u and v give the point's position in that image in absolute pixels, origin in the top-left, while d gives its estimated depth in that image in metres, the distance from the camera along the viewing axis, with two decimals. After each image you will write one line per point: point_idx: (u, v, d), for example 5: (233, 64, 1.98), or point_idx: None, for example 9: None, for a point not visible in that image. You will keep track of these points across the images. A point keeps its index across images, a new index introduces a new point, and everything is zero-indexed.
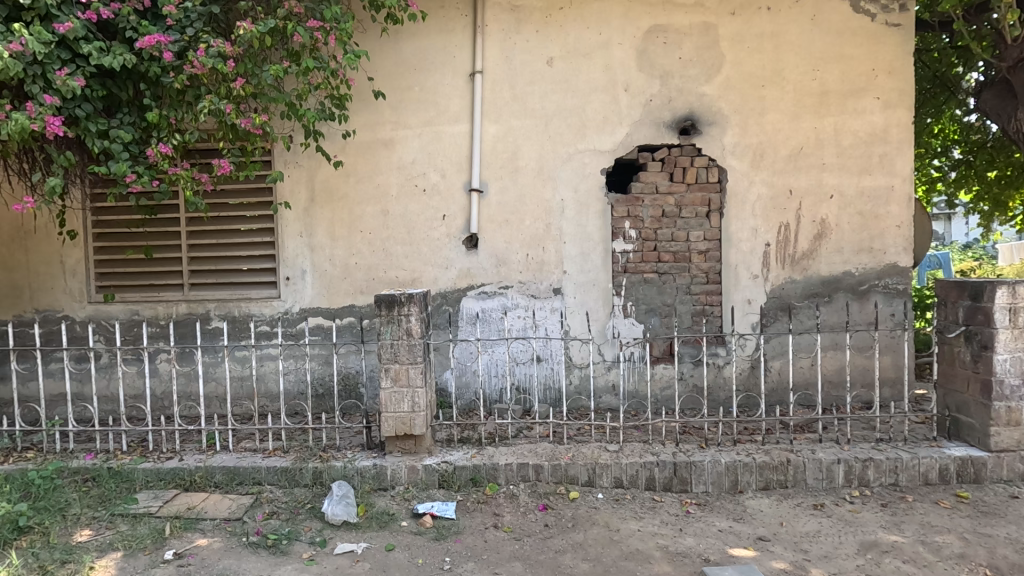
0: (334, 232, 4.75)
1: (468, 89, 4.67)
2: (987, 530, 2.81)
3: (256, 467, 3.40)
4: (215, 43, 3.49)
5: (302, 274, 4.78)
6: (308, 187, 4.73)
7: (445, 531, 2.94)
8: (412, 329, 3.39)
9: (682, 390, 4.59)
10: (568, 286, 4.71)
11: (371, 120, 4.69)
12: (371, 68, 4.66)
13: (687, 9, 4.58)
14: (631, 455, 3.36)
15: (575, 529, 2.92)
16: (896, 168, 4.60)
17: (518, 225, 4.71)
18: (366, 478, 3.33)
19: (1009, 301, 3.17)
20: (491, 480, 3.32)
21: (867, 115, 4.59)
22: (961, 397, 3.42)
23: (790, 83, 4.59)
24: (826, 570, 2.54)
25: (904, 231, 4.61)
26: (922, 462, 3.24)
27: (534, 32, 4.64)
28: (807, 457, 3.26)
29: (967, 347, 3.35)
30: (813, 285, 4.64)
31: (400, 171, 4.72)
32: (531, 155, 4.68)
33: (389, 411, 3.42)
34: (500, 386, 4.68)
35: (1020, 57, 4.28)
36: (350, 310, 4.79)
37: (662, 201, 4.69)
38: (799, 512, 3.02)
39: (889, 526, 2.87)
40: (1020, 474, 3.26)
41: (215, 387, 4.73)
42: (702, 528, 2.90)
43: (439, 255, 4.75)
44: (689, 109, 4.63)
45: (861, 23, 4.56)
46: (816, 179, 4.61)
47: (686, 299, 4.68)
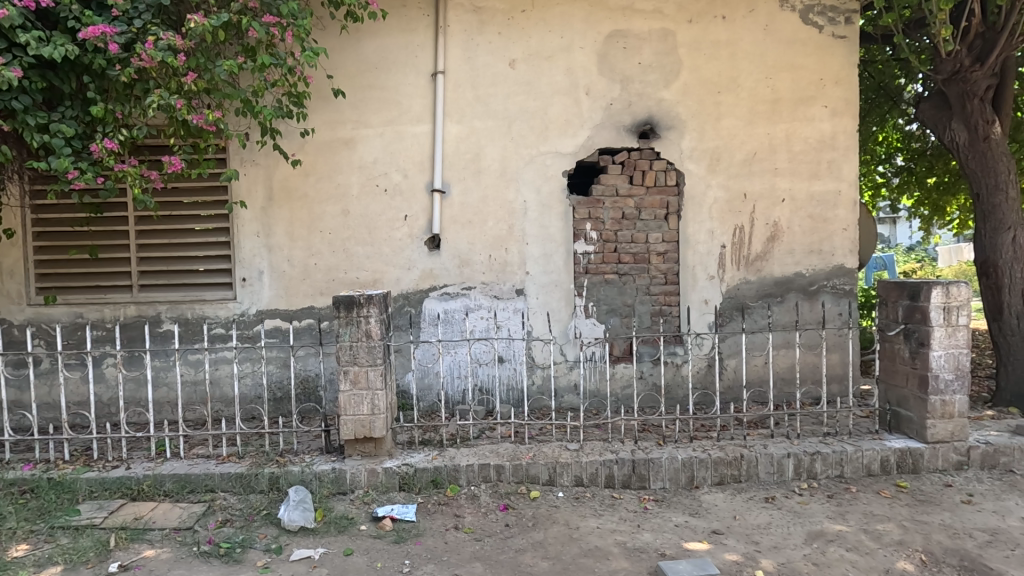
0: (293, 232, 4.65)
1: (430, 89, 4.65)
2: (923, 518, 2.97)
3: (209, 474, 3.29)
4: (165, 35, 3.35)
5: (259, 275, 4.66)
6: (265, 185, 4.62)
7: (405, 533, 2.92)
8: (372, 331, 3.36)
9: (641, 389, 4.68)
10: (530, 287, 4.74)
11: (330, 119, 4.61)
12: (331, 66, 4.59)
13: (647, 16, 4.68)
14: (591, 454, 3.41)
15: (535, 528, 2.94)
16: (843, 173, 4.81)
17: (481, 226, 4.71)
18: (324, 483, 3.27)
19: (944, 301, 3.35)
20: (452, 482, 3.31)
21: (816, 122, 4.78)
22: (902, 392, 3.61)
23: (744, 90, 4.74)
24: (776, 560, 2.63)
25: (850, 234, 4.83)
26: (865, 454, 3.40)
27: (496, 34, 4.65)
28: (759, 452, 3.37)
29: (906, 343, 3.54)
30: (766, 285, 4.80)
31: (361, 170, 4.65)
32: (494, 156, 4.69)
33: (348, 414, 3.37)
34: (462, 387, 4.68)
35: (953, 70, 4.52)
36: (309, 312, 4.70)
37: (622, 202, 4.77)
38: (751, 506, 3.12)
39: (834, 516, 3.00)
40: (955, 464, 3.44)
41: (166, 393, 4.57)
42: (659, 523, 2.96)
43: (401, 257, 4.71)
44: (649, 113, 4.73)
45: (810, 34, 4.75)
46: (769, 184, 4.78)
47: (646, 299, 4.77)
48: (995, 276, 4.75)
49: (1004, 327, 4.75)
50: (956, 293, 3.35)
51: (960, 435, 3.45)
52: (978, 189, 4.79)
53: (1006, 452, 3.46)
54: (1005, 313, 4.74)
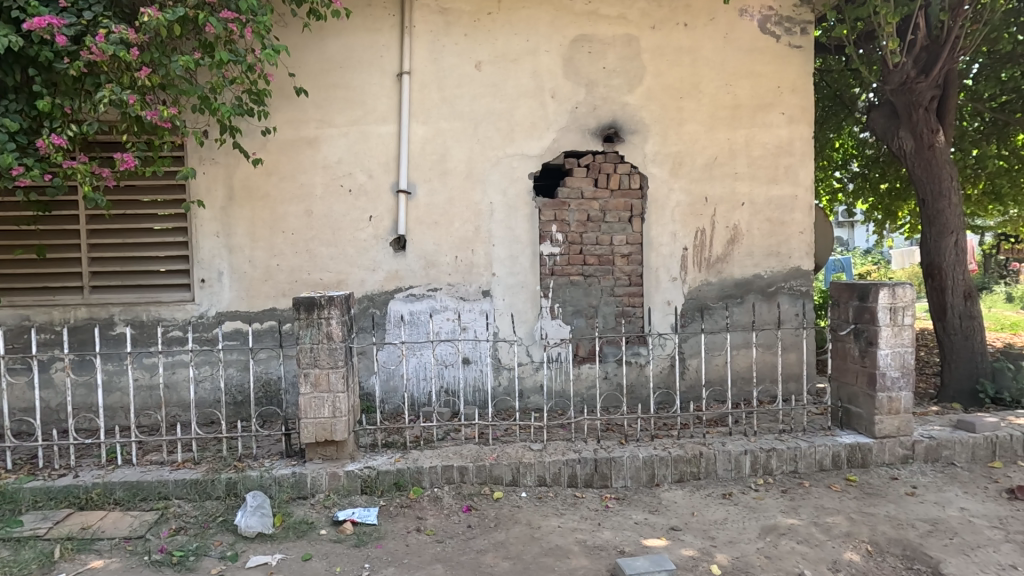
0: (254, 232, 4.56)
1: (395, 89, 4.62)
2: (870, 510, 3.09)
3: (162, 481, 3.20)
4: (116, 28, 3.25)
5: (219, 276, 4.56)
6: (225, 185, 4.51)
7: (366, 537, 2.89)
8: (333, 333, 3.31)
9: (605, 389, 4.75)
10: (497, 288, 4.75)
11: (293, 118, 4.55)
12: (294, 64, 4.53)
13: (611, 21, 4.75)
14: (554, 453, 3.44)
15: (497, 528, 2.95)
16: (800, 178, 4.97)
17: (447, 227, 4.71)
18: (284, 487, 3.22)
19: (890, 301, 3.50)
20: (415, 484, 3.29)
21: (774, 128, 4.93)
22: (852, 389, 3.75)
23: (705, 96, 4.86)
24: (730, 555, 2.70)
25: (806, 238, 4.99)
26: (818, 450, 3.52)
27: (463, 36, 4.66)
28: (718, 449, 3.46)
29: (856, 343, 3.68)
30: (726, 286, 4.92)
31: (325, 170, 4.59)
32: (461, 157, 4.69)
33: (309, 417, 3.32)
34: (428, 388, 4.67)
35: (900, 81, 4.73)
36: (271, 314, 4.62)
37: (588, 205, 4.83)
38: (709, 502, 3.20)
39: (787, 510, 3.10)
40: (901, 458, 3.59)
41: (119, 398, 4.43)
42: (619, 521, 3.01)
43: (366, 258, 4.66)
44: (613, 117, 4.80)
45: (768, 43, 4.90)
46: (729, 188, 4.90)
47: (610, 300, 4.84)
48: (939, 278, 5.00)
49: (948, 326, 4.99)
50: (901, 294, 3.51)
51: (906, 430, 3.60)
52: (924, 195, 5.01)
53: (948, 446, 3.62)
54: (948, 313, 4.99)
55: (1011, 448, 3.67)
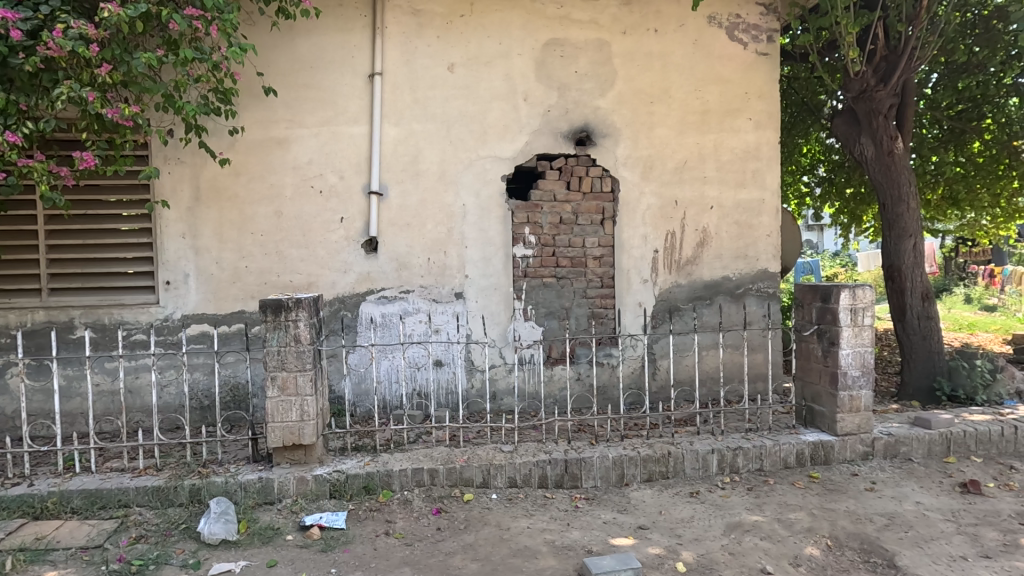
0: (222, 234, 4.48)
1: (367, 90, 4.59)
2: (831, 505, 3.18)
3: (123, 488, 3.12)
4: (75, 24, 3.16)
5: (185, 278, 4.46)
6: (191, 185, 4.43)
7: (333, 542, 2.86)
8: (301, 335, 3.27)
9: (577, 390, 4.79)
10: (470, 290, 4.75)
11: (263, 117, 4.48)
12: (263, 63, 4.47)
13: (583, 25, 4.80)
14: (525, 455, 3.45)
15: (466, 530, 2.95)
16: (766, 182, 5.08)
17: (420, 229, 4.69)
18: (250, 493, 3.16)
19: (851, 302, 3.60)
20: (385, 487, 3.26)
21: (741, 133, 5.04)
22: (815, 388, 3.85)
23: (675, 100, 4.94)
24: (696, 552, 2.75)
25: (773, 240, 5.10)
26: (782, 448, 3.60)
27: (435, 38, 4.65)
28: (686, 448, 3.51)
29: (819, 343, 3.78)
30: (696, 288, 5.01)
31: (295, 171, 4.54)
32: (433, 159, 4.68)
33: (276, 421, 3.27)
34: (400, 391, 4.64)
35: (860, 89, 4.90)
36: (239, 317, 4.54)
37: (560, 208, 4.86)
38: (676, 500, 3.25)
39: (752, 507, 3.16)
40: (862, 455, 3.70)
41: (79, 403, 4.31)
42: (588, 521, 3.03)
43: (337, 259, 4.61)
44: (585, 120, 4.84)
45: (735, 49, 5.01)
46: (698, 191, 4.99)
47: (583, 302, 4.88)
48: (899, 280, 5.17)
49: (907, 326, 5.16)
50: (861, 296, 3.62)
51: (866, 427, 3.71)
52: (885, 199, 5.18)
53: (906, 442, 3.74)
54: (908, 314, 5.16)
55: (965, 444, 3.80)
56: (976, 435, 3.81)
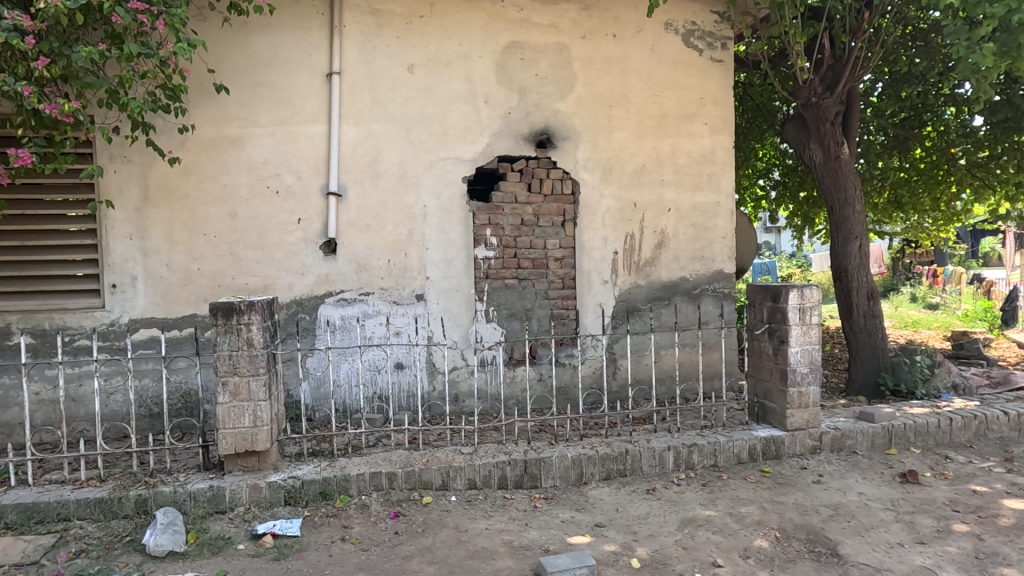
0: (172, 235, 4.34)
1: (325, 90, 4.52)
2: (781, 498, 3.28)
3: (62, 501, 2.98)
4: (9, 14, 3.02)
5: (132, 281, 4.30)
6: (139, 184, 4.27)
7: (287, 549, 2.80)
8: (253, 339, 3.20)
9: (539, 390, 4.82)
10: (431, 292, 4.73)
11: (215, 116, 4.36)
12: (214, 60, 4.35)
13: (543, 29, 4.84)
14: (485, 456, 3.46)
15: (424, 533, 2.93)
16: (721, 186, 5.22)
17: (380, 231, 4.64)
18: (200, 502, 3.07)
19: (799, 302, 3.74)
20: (342, 492, 3.22)
21: (697, 138, 5.17)
22: (767, 385, 3.97)
23: (634, 105, 5.03)
24: (650, 548, 2.80)
25: (728, 243, 5.25)
26: (735, 444, 3.70)
27: (395, 38, 4.61)
28: (643, 446, 3.58)
29: (770, 341, 3.90)
30: (654, 289, 5.10)
31: (250, 171, 4.43)
32: (393, 160, 4.63)
33: (227, 428, 3.18)
34: (360, 394, 4.59)
35: (809, 96, 5.10)
36: (190, 320, 4.40)
37: (521, 210, 4.88)
38: (633, 498, 3.30)
39: (705, 502, 3.24)
40: (811, 449, 3.84)
41: (16, 413, 4.10)
42: (546, 520, 3.05)
43: (295, 261, 4.52)
44: (545, 123, 4.88)
45: (691, 56, 5.14)
46: (656, 194, 5.09)
47: (545, 303, 4.91)
48: (846, 280, 5.39)
49: (854, 325, 5.39)
50: (809, 296, 3.76)
51: (814, 422, 3.85)
52: (832, 203, 5.40)
53: (851, 436, 3.90)
54: (854, 313, 5.39)
55: (905, 436, 3.99)
56: (915, 427, 4.00)
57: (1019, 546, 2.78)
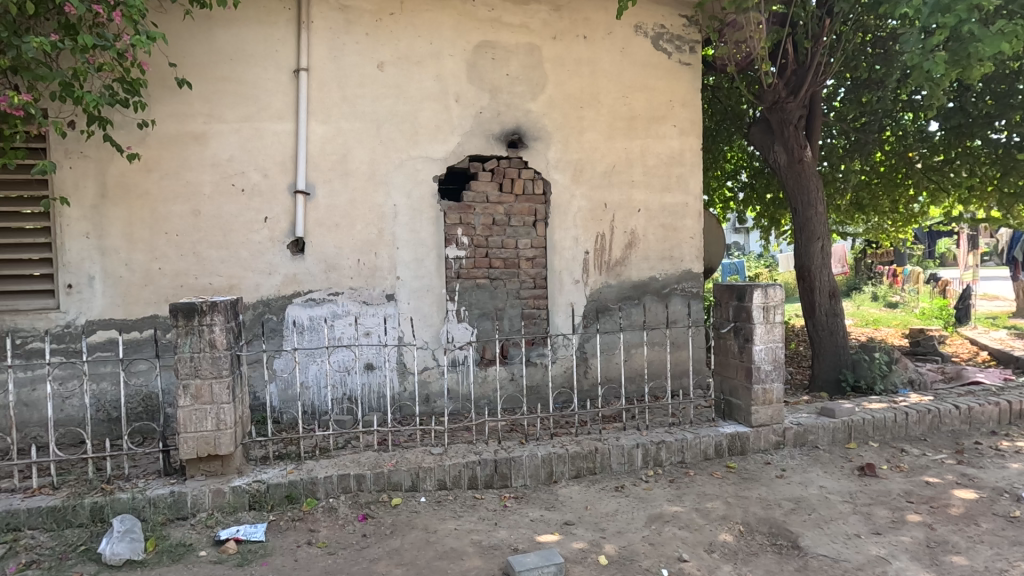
0: (132, 234, 4.21)
1: (292, 86, 4.44)
2: (745, 493, 3.36)
3: (11, 511, 2.86)
4: None
5: (89, 281, 4.16)
6: (96, 181, 4.13)
7: (251, 555, 2.74)
8: (216, 340, 3.12)
9: (510, 389, 4.83)
10: (401, 291, 4.69)
11: (177, 111, 4.25)
12: (176, 54, 4.23)
13: (514, 29, 4.85)
14: (455, 456, 3.44)
15: (392, 535, 2.90)
16: (690, 187, 5.31)
17: (349, 230, 4.58)
18: (160, 509, 2.99)
19: (763, 301, 3.82)
20: (309, 495, 3.17)
21: (666, 140, 5.24)
22: (733, 383, 4.05)
23: (604, 106, 5.08)
24: (618, 544, 2.83)
25: (696, 243, 5.34)
26: (702, 440, 3.77)
27: (364, 35, 4.56)
28: (612, 444, 3.62)
29: (736, 339, 3.99)
30: (625, 288, 5.16)
31: (214, 168, 4.32)
32: (363, 158, 4.58)
33: (189, 432, 3.10)
34: (328, 396, 4.53)
35: (773, 100, 5.22)
36: (151, 322, 4.27)
37: (492, 209, 4.88)
38: (602, 495, 3.34)
39: (673, 498, 3.29)
40: (774, 444, 3.93)
41: None
42: (516, 519, 3.06)
43: (261, 261, 4.43)
44: (517, 123, 4.89)
45: (660, 59, 5.21)
46: (627, 195, 5.15)
47: (516, 303, 4.92)
48: (809, 279, 5.54)
49: (817, 323, 5.54)
50: (772, 295, 3.84)
51: (778, 418, 3.94)
52: (796, 205, 5.54)
53: (813, 431, 4.01)
54: (817, 312, 5.54)
55: (864, 430, 4.12)
56: (873, 421, 4.14)
57: (968, 534, 2.90)
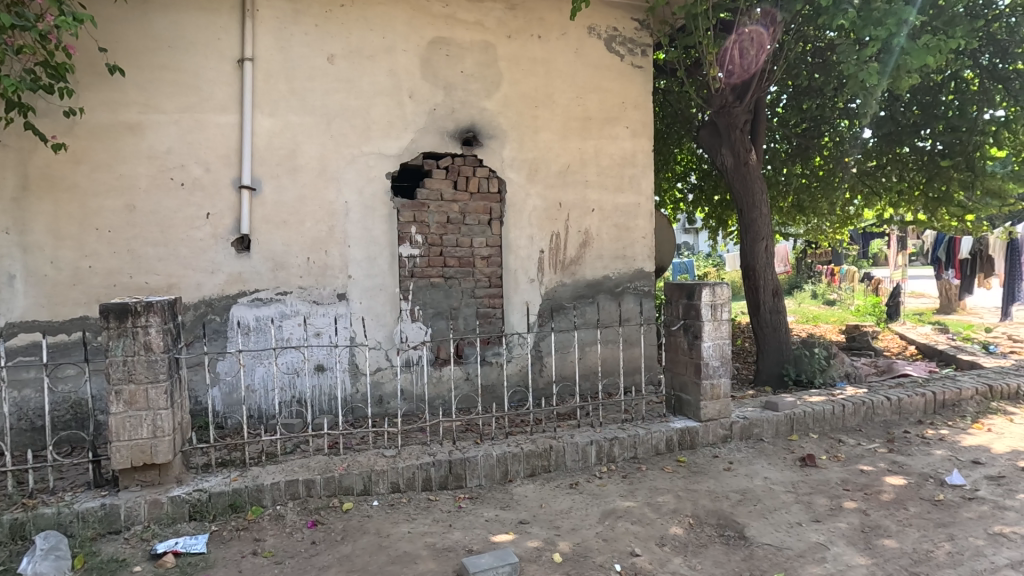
0: (58, 229, 3.93)
1: (236, 76, 4.25)
2: (695, 486, 3.45)
3: None
4: None
5: (9, 280, 3.87)
6: (17, 172, 3.84)
7: (191, 568, 2.60)
8: (151, 343, 2.95)
9: (465, 389, 4.80)
10: (353, 291, 4.57)
11: (109, 100, 4.00)
12: (107, 38, 3.98)
13: (468, 26, 4.81)
14: (409, 458, 3.38)
15: (343, 541, 2.82)
16: (641, 188, 5.41)
17: (298, 227, 4.43)
18: (89, 523, 2.80)
19: (711, 299, 3.94)
20: (254, 503, 3.04)
21: (619, 141, 5.32)
22: (683, 379, 4.16)
23: (559, 106, 5.11)
24: (572, 541, 2.85)
25: (648, 243, 5.45)
26: (653, 436, 3.85)
27: (313, 26, 4.41)
28: (567, 441, 3.64)
29: (685, 336, 4.09)
30: (579, 287, 5.21)
31: (150, 161, 4.09)
32: (312, 153, 4.44)
33: (122, 440, 2.91)
34: (276, 399, 4.38)
35: (721, 104, 5.41)
36: (80, 324, 4.00)
37: (447, 207, 4.83)
38: (557, 492, 3.36)
39: (625, 494, 3.35)
40: (722, 438, 4.06)
41: None
42: (471, 520, 3.04)
43: (202, 259, 4.23)
44: (471, 121, 4.86)
45: (613, 61, 5.29)
46: (581, 195, 5.20)
47: (471, 302, 4.89)
48: (754, 278, 5.75)
49: (761, 321, 5.76)
50: (720, 293, 3.96)
51: (725, 412, 4.07)
52: (742, 206, 5.75)
53: (758, 424, 4.16)
54: (762, 310, 5.76)
55: (804, 423, 4.31)
56: (813, 414, 4.34)
57: (898, 518, 3.08)
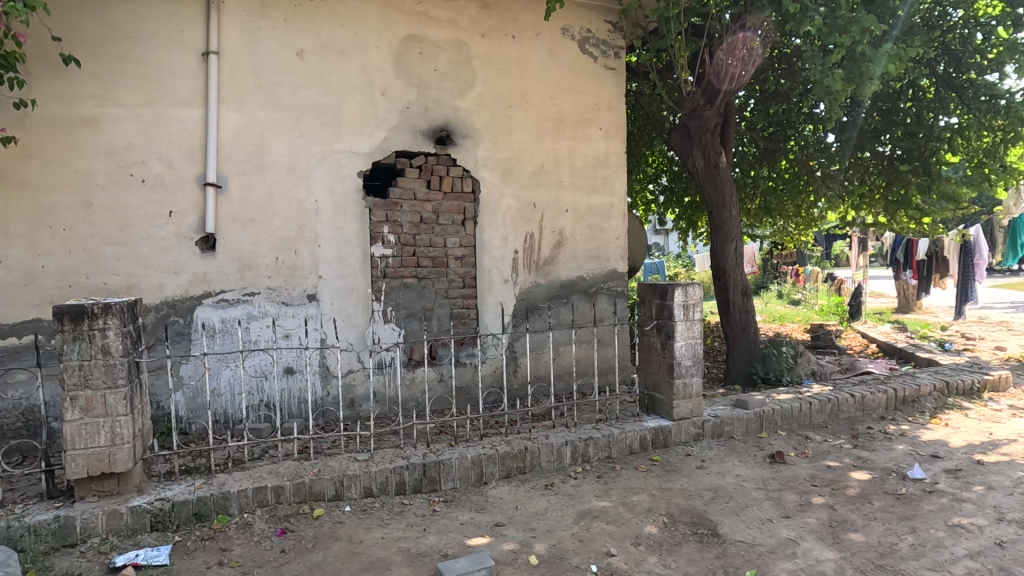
0: (7, 227, 3.73)
1: (200, 70, 4.11)
2: (668, 485, 3.48)
3: None
4: None
5: None
6: None
7: None
8: (110, 346, 2.81)
9: (438, 390, 4.75)
10: (324, 291, 4.48)
11: (64, 91, 3.81)
12: (62, 27, 3.80)
13: (441, 24, 4.76)
14: (381, 462, 3.32)
15: (314, 549, 2.75)
16: (614, 189, 5.45)
17: (266, 226, 4.31)
18: (42, 537, 2.67)
19: (684, 300, 3.99)
20: (220, 512, 2.94)
21: (592, 142, 5.34)
22: (656, 378, 4.20)
23: (533, 107, 5.10)
24: (548, 543, 2.83)
25: (621, 243, 5.49)
26: (627, 435, 3.88)
27: (281, 20, 4.30)
28: (541, 442, 3.63)
29: (659, 336, 4.13)
30: (553, 287, 5.21)
31: (109, 156, 3.92)
32: (281, 150, 4.32)
33: (77, 449, 2.78)
34: (243, 403, 4.25)
35: (692, 107, 5.47)
36: (32, 327, 3.81)
37: (420, 207, 4.78)
38: (533, 494, 3.34)
39: (600, 494, 3.35)
40: (694, 436, 4.11)
41: None
42: (445, 524, 2.99)
43: (165, 259, 4.07)
44: (445, 120, 4.81)
45: (587, 62, 5.31)
46: (555, 195, 5.20)
47: (444, 303, 4.84)
48: (725, 279, 5.86)
49: (731, 320, 5.88)
50: (692, 294, 4.01)
51: (697, 411, 4.12)
52: (713, 208, 5.85)
53: (729, 422, 4.23)
54: (732, 309, 5.87)
55: (773, 420, 4.40)
56: (782, 411, 4.43)
57: (863, 513, 3.16)
